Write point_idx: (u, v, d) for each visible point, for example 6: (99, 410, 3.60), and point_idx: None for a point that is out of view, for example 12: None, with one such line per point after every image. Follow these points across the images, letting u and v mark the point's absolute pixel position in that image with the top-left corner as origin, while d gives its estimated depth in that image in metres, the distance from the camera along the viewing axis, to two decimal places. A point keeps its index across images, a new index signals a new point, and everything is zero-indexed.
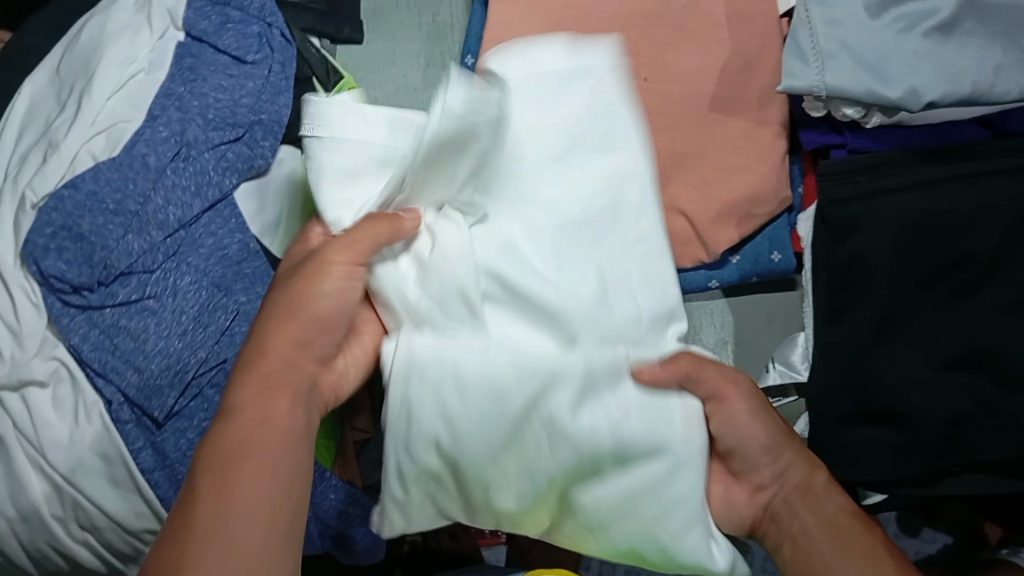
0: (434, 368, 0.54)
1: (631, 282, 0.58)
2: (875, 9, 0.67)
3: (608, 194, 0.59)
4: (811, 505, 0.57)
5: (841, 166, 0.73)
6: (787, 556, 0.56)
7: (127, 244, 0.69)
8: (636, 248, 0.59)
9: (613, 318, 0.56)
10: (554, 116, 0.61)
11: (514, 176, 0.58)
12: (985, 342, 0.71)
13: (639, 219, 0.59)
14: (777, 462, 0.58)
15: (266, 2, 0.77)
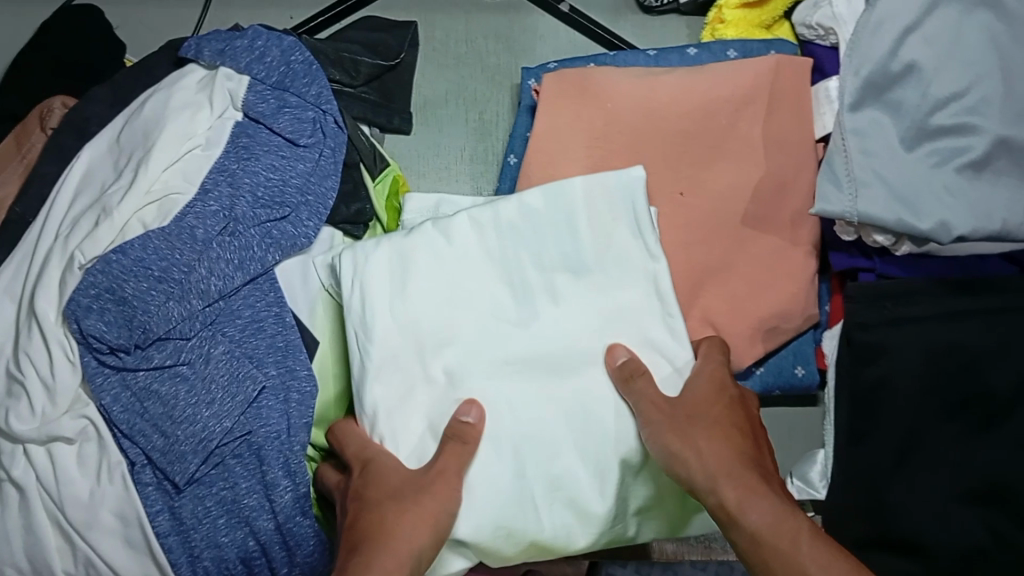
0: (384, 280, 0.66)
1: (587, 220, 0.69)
2: (910, 142, 0.69)
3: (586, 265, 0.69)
4: (747, 508, 0.57)
5: (866, 295, 0.73)
6: (747, 548, 0.56)
7: (167, 310, 0.70)
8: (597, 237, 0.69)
9: (566, 237, 0.69)
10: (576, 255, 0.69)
11: (519, 276, 0.69)
12: (1003, 477, 0.70)
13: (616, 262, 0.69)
14: (711, 461, 0.59)
15: (324, 89, 0.80)
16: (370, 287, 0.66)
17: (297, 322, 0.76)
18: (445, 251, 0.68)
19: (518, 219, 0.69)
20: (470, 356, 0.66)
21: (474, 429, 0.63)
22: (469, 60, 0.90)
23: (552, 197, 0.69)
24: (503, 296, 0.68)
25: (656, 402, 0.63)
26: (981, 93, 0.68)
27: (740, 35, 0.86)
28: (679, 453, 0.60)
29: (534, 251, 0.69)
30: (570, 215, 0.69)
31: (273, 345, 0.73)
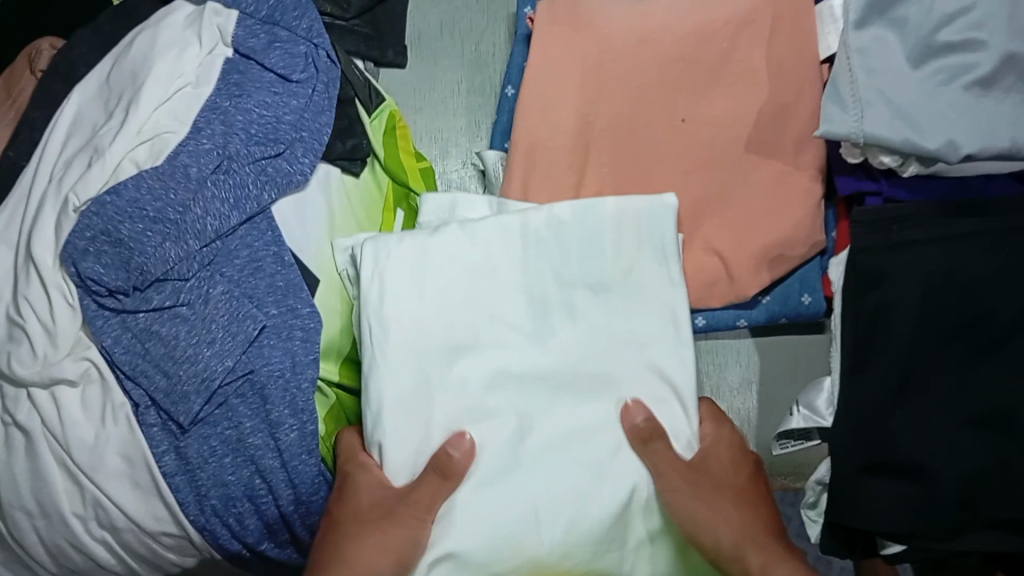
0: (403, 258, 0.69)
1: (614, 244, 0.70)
2: (916, 60, 0.67)
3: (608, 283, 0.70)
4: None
5: (871, 217, 0.72)
6: None
7: (164, 251, 0.69)
8: (620, 254, 0.70)
9: (590, 259, 0.70)
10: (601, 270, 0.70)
11: (536, 296, 0.70)
12: (1004, 398, 0.70)
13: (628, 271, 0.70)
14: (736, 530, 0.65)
15: (315, 23, 0.79)
16: (389, 265, 0.68)
17: (296, 260, 0.74)
18: (463, 251, 0.70)
19: (543, 238, 0.70)
20: (468, 387, 0.67)
21: (459, 462, 0.64)
22: None
23: (581, 211, 0.70)
24: (515, 329, 0.69)
25: (673, 467, 0.65)
26: (990, 7, 0.66)
27: None
28: (706, 520, 0.64)
29: (556, 265, 0.70)
30: (593, 234, 0.70)
31: (273, 284, 0.72)
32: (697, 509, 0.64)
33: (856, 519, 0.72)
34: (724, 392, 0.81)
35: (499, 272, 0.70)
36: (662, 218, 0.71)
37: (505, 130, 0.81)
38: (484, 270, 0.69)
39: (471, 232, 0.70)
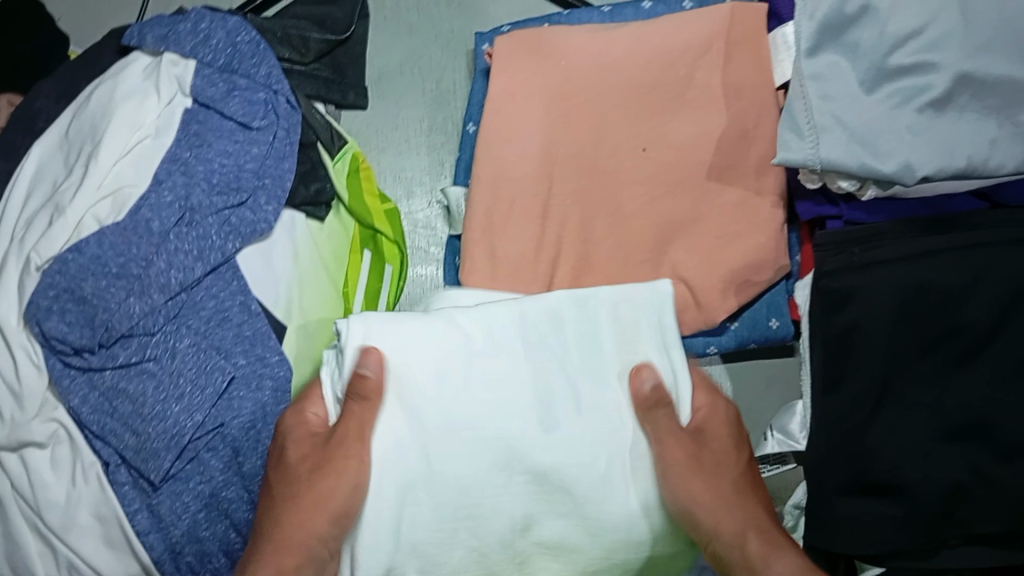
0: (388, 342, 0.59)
1: (603, 315, 0.63)
2: (869, 85, 0.68)
3: (593, 352, 0.62)
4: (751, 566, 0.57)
5: (836, 239, 0.71)
6: None
7: (128, 306, 0.69)
8: (614, 324, 0.63)
9: (580, 342, 0.62)
10: (603, 355, 0.62)
11: (541, 390, 0.60)
12: (984, 412, 0.70)
13: (631, 349, 0.62)
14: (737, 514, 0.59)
15: (273, 69, 0.77)
16: (383, 339, 0.59)
17: (261, 306, 0.74)
18: (452, 335, 0.60)
19: (536, 321, 0.61)
20: (462, 481, 0.57)
21: (371, 382, 0.56)
22: (422, 28, 0.88)
23: (577, 300, 0.62)
24: (519, 422, 0.58)
25: (675, 441, 0.59)
26: (943, 28, 0.66)
27: None
28: (704, 505, 0.58)
29: (559, 357, 0.61)
30: (590, 322, 0.62)
31: (240, 334, 0.72)
32: (699, 491, 0.58)
33: (837, 541, 0.72)
34: None
35: (507, 356, 0.60)
36: (661, 310, 0.64)
37: (468, 166, 0.81)
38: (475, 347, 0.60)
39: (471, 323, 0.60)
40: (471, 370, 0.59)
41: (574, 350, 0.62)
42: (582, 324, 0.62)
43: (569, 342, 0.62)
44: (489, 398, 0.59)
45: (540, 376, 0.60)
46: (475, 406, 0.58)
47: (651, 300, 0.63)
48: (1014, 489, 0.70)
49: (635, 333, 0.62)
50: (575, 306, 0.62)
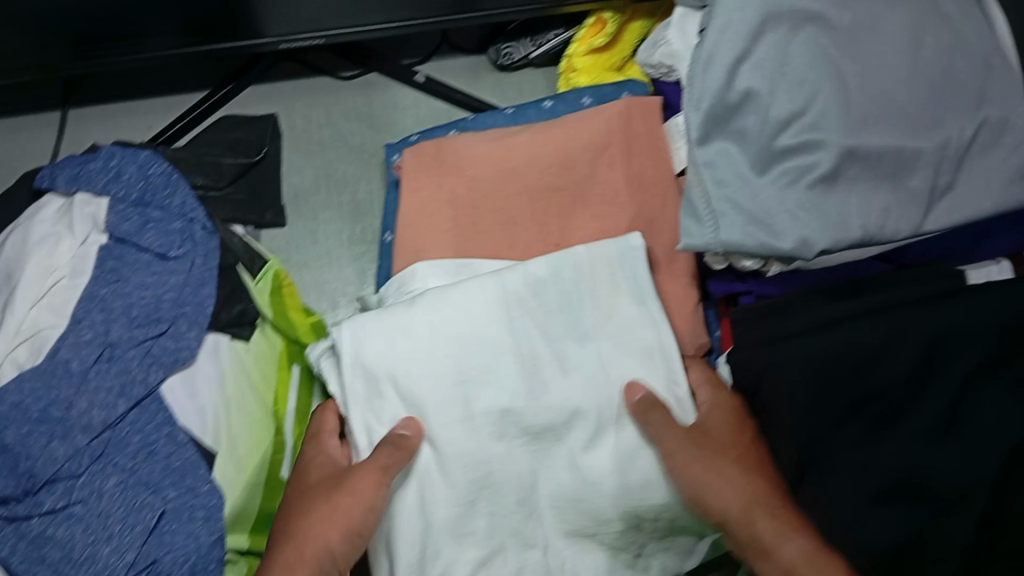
0: (377, 346, 0.68)
1: (595, 284, 0.72)
2: (761, 164, 0.71)
3: (578, 324, 0.71)
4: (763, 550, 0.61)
5: (749, 313, 0.75)
6: None
7: (51, 450, 0.68)
8: (602, 303, 0.72)
9: (573, 289, 0.72)
10: (587, 317, 0.71)
11: (535, 381, 0.68)
12: (913, 466, 0.67)
13: (600, 290, 0.72)
14: (742, 496, 0.63)
15: (187, 198, 0.79)
16: (367, 346, 0.68)
17: (190, 435, 0.73)
18: (446, 319, 0.69)
19: (520, 295, 0.71)
20: (463, 454, 0.66)
21: (410, 439, 0.65)
22: (334, 144, 0.92)
23: (555, 266, 0.72)
24: (507, 394, 0.67)
25: (677, 434, 0.66)
26: (823, 108, 0.69)
27: (594, 81, 0.88)
28: (712, 485, 0.64)
29: (539, 327, 0.70)
30: (574, 281, 0.72)
31: (169, 466, 0.71)
32: (703, 476, 0.64)
33: None
34: None
35: (490, 343, 0.69)
36: (633, 259, 0.73)
37: (388, 272, 0.82)
38: (467, 337, 0.69)
39: (444, 301, 0.70)
40: (478, 348, 0.69)
41: (556, 302, 0.71)
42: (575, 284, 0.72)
43: (563, 300, 0.71)
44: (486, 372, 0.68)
45: (520, 337, 0.69)
46: (458, 389, 0.67)
47: (635, 253, 0.73)
48: (954, 554, 0.64)
49: (612, 291, 0.72)
50: (555, 264, 0.72)
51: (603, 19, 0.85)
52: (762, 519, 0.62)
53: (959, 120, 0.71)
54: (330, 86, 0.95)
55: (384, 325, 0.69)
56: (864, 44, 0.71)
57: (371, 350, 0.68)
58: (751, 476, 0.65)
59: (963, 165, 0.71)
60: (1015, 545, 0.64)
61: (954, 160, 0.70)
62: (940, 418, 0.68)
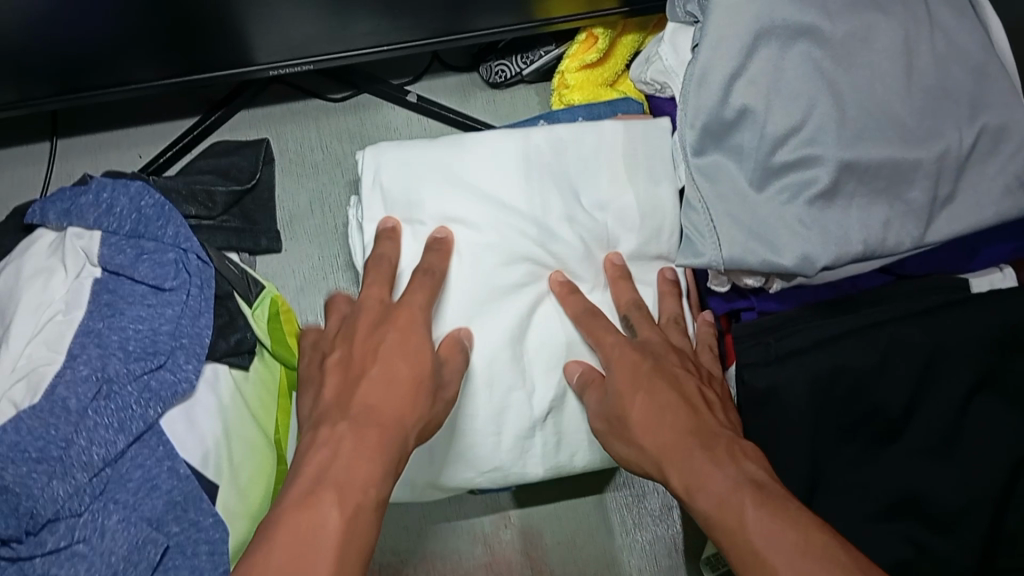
0: (400, 156, 0.77)
1: (600, 153, 0.79)
2: (759, 181, 0.70)
3: (586, 153, 0.79)
4: (694, 478, 0.59)
5: (752, 330, 0.74)
6: (715, 522, 0.56)
7: (52, 490, 0.67)
8: (603, 144, 0.80)
9: (567, 158, 0.79)
10: (602, 170, 0.79)
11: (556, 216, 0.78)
12: (912, 487, 0.69)
13: (616, 155, 0.79)
14: (668, 418, 0.64)
15: (180, 228, 0.77)
16: (403, 165, 0.77)
17: (192, 469, 0.73)
18: (468, 162, 0.77)
19: (539, 141, 0.79)
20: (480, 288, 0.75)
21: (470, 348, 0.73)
22: (327, 167, 0.93)
23: (578, 129, 0.80)
24: (518, 217, 0.77)
25: (625, 353, 0.70)
26: (819, 123, 0.69)
27: (587, 98, 0.87)
28: (642, 419, 0.65)
29: (557, 178, 0.78)
30: (593, 147, 0.79)
31: (171, 500, 0.71)
32: (634, 405, 0.66)
33: None
34: (647, 521, 0.87)
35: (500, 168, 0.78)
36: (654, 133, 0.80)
37: None
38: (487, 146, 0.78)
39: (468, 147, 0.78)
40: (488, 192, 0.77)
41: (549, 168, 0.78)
42: (582, 151, 0.79)
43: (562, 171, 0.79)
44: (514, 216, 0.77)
45: (533, 176, 0.78)
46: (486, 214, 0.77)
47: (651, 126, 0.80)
48: (954, 563, 0.68)
49: (628, 158, 0.79)
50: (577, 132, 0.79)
51: (594, 34, 0.85)
52: (684, 465, 0.60)
53: (957, 129, 0.71)
54: (321, 107, 0.95)
55: (420, 148, 0.78)
56: (861, 57, 0.71)
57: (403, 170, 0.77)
58: (675, 405, 0.65)
59: (963, 176, 0.71)
60: (1013, 548, 0.69)
61: (952, 171, 0.70)
62: (936, 439, 0.71)
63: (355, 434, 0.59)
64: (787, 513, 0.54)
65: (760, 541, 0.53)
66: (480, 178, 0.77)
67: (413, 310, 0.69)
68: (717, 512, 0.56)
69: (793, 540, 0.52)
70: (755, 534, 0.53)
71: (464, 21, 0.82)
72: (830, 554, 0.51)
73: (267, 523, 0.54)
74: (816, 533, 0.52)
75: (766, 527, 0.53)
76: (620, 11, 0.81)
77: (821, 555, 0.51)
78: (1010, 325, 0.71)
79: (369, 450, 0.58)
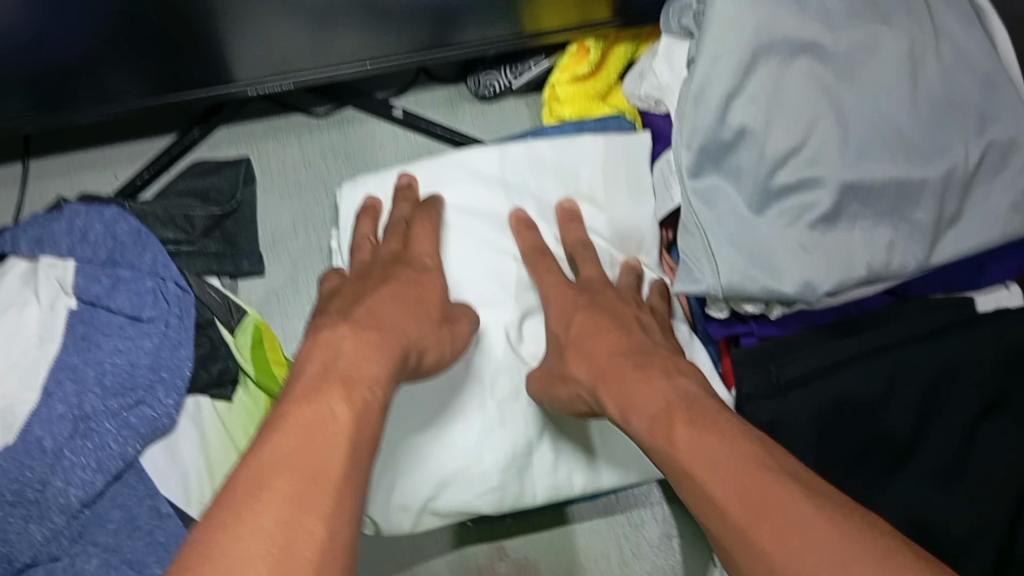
0: (373, 179, 0.79)
1: (584, 171, 0.79)
2: (758, 205, 0.68)
3: (566, 171, 0.79)
4: (630, 398, 0.58)
5: (750, 355, 0.72)
6: (650, 440, 0.55)
7: (29, 534, 0.66)
8: (587, 160, 0.79)
9: (548, 178, 0.78)
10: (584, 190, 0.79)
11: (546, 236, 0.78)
12: (923, 513, 0.67)
13: (600, 172, 0.78)
14: (611, 343, 0.63)
15: (159, 255, 0.74)
16: (379, 186, 0.78)
17: (174, 507, 0.70)
18: (446, 184, 0.78)
19: (519, 156, 0.78)
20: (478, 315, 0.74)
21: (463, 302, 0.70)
22: (311, 184, 0.90)
23: (562, 146, 0.79)
24: (500, 238, 0.77)
25: (560, 288, 0.71)
26: (820, 143, 0.67)
27: (579, 112, 0.84)
28: (579, 343, 0.65)
29: (536, 198, 0.78)
30: (574, 169, 0.79)
31: (153, 541, 0.68)
32: (575, 334, 0.66)
33: None
34: (644, 550, 0.84)
35: (483, 191, 0.78)
36: (639, 153, 0.78)
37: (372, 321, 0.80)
38: (468, 162, 0.78)
39: (443, 168, 0.78)
40: (475, 216, 0.77)
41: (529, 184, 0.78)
42: (564, 169, 0.79)
43: (543, 190, 0.79)
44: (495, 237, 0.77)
45: (512, 200, 0.78)
46: (465, 238, 0.76)
47: (631, 141, 0.78)
48: None
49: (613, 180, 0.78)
50: (558, 146, 0.79)
51: (586, 46, 0.82)
52: (621, 386, 0.59)
53: (964, 144, 0.68)
54: (303, 123, 0.92)
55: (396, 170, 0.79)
56: (864, 72, 0.68)
57: (379, 186, 0.78)
58: (608, 330, 0.65)
59: (969, 193, 0.69)
60: None
61: (958, 189, 0.68)
62: (947, 464, 0.68)
63: (356, 340, 0.55)
64: (719, 425, 0.52)
65: (690, 454, 0.51)
66: (462, 202, 0.77)
67: (422, 258, 0.69)
68: (654, 429, 0.54)
69: (722, 450, 0.50)
70: (688, 454, 0.51)
71: (452, 34, 0.79)
72: (754, 457, 0.49)
73: (266, 421, 0.49)
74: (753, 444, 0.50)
75: (696, 440, 0.51)
76: (614, 22, 0.79)
77: (747, 458, 0.49)
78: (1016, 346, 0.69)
79: (370, 350, 0.55)
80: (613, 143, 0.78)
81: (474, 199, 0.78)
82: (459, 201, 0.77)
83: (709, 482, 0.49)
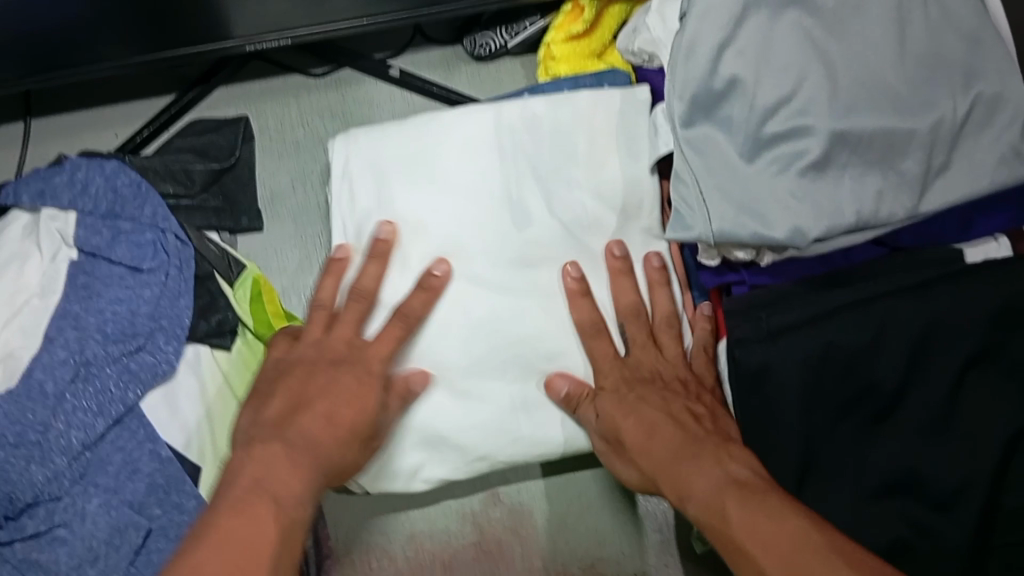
0: (366, 138, 0.78)
1: (579, 127, 0.79)
2: (748, 152, 0.69)
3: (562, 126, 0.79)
4: (687, 489, 0.61)
5: (744, 305, 0.73)
6: (709, 526, 0.59)
7: (30, 475, 0.66)
8: (582, 118, 0.79)
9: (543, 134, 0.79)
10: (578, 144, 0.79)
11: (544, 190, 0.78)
12: (907, 464, 0.68)
13: (594, 126, 0.78)
14: (670, 439, 0.66)
15: (159, 208, 0.76)
16: (374, 146, 0.78)
17: (174, 451, 0.71)
18: (440, 139, 0.78)
19: (516, 113, 0.79)
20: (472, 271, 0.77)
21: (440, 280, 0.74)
22: (308, 145, 0.91)
23: (555, 104, 0.79)
24: (493, 195, 0.78)
25: (606, 361, 0.74)
26: (809, 93, 0.67)
27: (575, 69, 0.86)
28: (632, 437, 0.68)
29: (530, 154, 0.79)
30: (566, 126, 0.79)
31: (152, 484, 0.70)
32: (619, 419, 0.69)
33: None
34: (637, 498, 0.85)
35: (477, 147, 0.78)
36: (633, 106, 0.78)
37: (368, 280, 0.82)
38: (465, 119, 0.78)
39: (433, 126, 0.79)
40: (473, 175, 0.78)
41: (523, 140, 0.79)
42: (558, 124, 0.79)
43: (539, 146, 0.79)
44: (488, 193, 0.78)
45: (508, 156, 0.78)
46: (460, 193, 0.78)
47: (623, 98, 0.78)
48: (954, 544, 0.66)
49: (604, 137, 0.78)
50: (552, 103, 0.79)
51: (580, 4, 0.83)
52: (678, 475, 0.63)
53: (951, 98, 0.69)
54: (302, 83, 0.93)
55: (392, 129, 0.79)
56: (851, 26, 0.69)
57: (377, 154, 0.78)
58: (664, 422, 0.67)
59: (958, 144, 0.70)
60: (1014, 529, 0.66)
61: (947, 141, 0.69)
62: (932, 417, 0.69)
63: (287, 458, 0.61)
64: (765, 504, 0.56)
65: (747, 536, 0.55)
66: (455, 156, 0.78)
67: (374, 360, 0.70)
68: (712, 523, 0.58)
69: (777, 532, 0.54)
70: (745, 535, 0.55)
71: None
72: (813, 543, 0.52)
73: (193, 532, 0.55)
74: (801, 525, 0.54)
75: (764, 529, 0.54)
76: None
77: (805, 543, 0.52)
78: (1009, 299, 0.69)
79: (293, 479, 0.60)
80: (607, 98, 0.78)
81: (467, 153, 0.78)
82: (456, 156, 0.78)
83: (771, 573, 0.52)
